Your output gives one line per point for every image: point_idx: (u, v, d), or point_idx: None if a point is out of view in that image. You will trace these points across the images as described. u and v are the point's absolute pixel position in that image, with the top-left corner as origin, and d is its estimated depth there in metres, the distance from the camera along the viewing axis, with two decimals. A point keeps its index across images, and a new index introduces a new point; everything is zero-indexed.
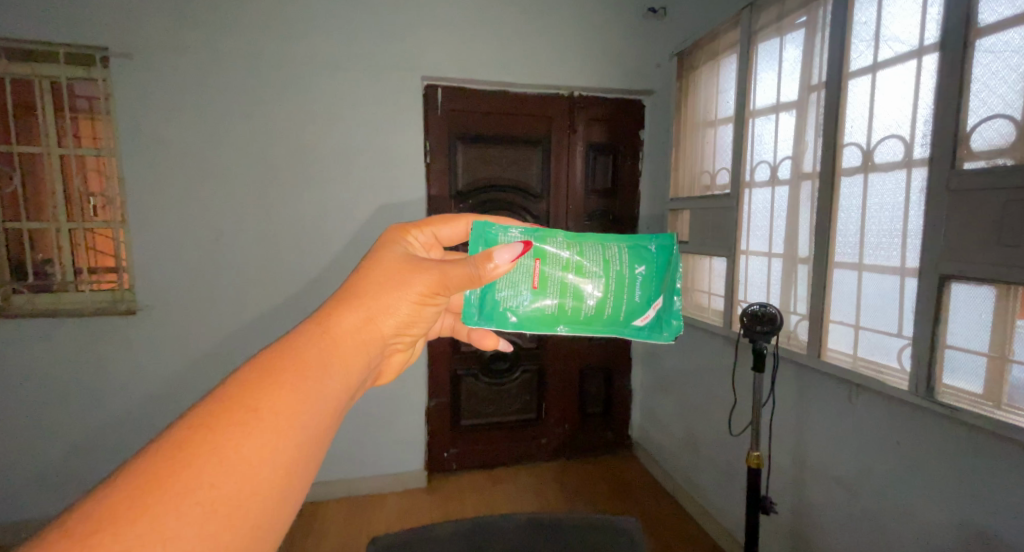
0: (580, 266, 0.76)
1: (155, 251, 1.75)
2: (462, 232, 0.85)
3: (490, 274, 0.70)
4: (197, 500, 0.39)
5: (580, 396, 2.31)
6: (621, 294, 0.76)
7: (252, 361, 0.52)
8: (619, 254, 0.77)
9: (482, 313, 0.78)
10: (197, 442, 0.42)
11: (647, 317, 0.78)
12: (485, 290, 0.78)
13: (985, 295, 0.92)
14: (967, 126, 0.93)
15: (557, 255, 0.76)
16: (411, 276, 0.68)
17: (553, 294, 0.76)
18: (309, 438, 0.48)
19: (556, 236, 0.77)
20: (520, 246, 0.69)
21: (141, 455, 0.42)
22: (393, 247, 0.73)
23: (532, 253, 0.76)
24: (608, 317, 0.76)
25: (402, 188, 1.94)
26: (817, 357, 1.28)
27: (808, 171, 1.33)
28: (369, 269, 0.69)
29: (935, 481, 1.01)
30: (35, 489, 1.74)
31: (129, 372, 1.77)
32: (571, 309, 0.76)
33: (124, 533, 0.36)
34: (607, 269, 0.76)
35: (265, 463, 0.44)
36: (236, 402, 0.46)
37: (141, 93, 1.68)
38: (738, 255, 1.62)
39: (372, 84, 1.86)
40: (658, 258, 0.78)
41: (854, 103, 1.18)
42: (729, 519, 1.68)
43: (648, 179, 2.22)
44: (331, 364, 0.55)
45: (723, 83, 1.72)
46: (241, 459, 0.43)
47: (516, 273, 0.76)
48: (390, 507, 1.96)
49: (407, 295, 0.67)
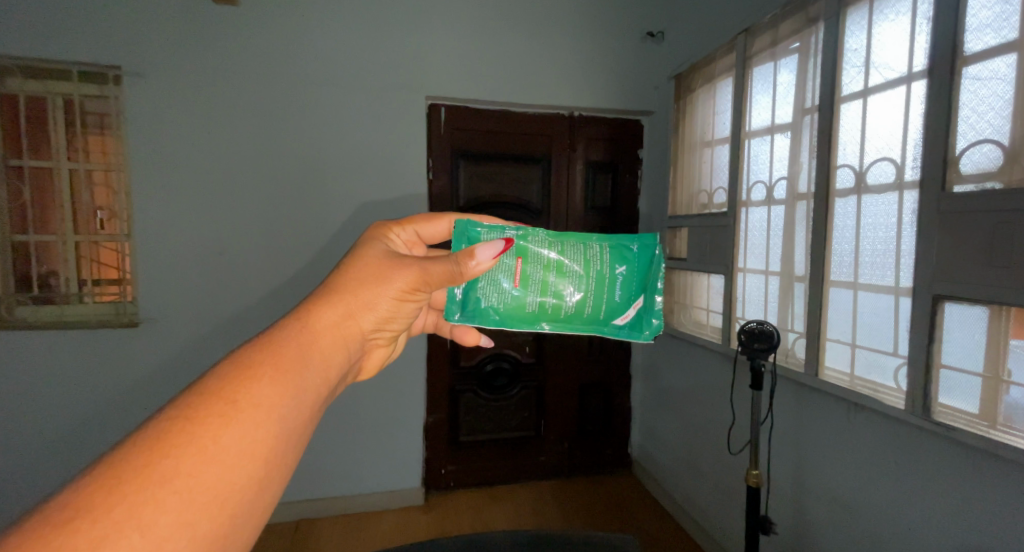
0: (561, 265, 0.78)
1: (160, 263, 1.78)
2: (445, 229, 0.88)
3: (472, 271, 0.72)
4: (174, 489, 0.41)
5: (579, 412, 2.30)
6: (601, 294, 0.78)
7: (231, 356, 0.53)
8: (600, 253, 0.79)
9: (465, 310, 0.80)
10: (175, 433, 0.44)
11: (628, 316, 0.80)
12: (468, 287, 0.80)
13: (978, 315, 0.93)
14: (957, 150, 0.96)
15: (539, 254, 0.78)
16: (390, 272, 0.70)
17: (535, 292, 0.78)
18: (287, 431, 0.50)
19: (538, 235, 0.79)
20: (501, 243, 0.72)
21: (120, 446, 0.43)
22: (375, 244, 0.75)
23: (514, 251, 0.78)
24: (588, 315, 0.79)
25: (405, 203, 1.98)
26: (815, 376, 1.29)
27: (802, 193, 1.36)
28: (349, 265, 0.70)
29: (933, 501, 1.01)
30: (30, 500, 1.75)
31: (130, 382, 1.78)
32: (552, 308, 0.78)
33: (103, 520, 0.38)
34: (588, 268, 0.78)
35: (242, 454, 0.45)
36: (216, 395, 0.47)
37: (153, 110, 1.73)
38: (737, 272, 1.64)
39: (377, 103, 1.92)
40: (639, 259, 0.80)
41: (846, 126, 1.22)
42: (727, 539, 1.67)
43: (648, 196, 2.25)
44: (311, 359, 0.57)
45: (720, 104, 1.76)
46: (219, 450, 0.44)
47: (497, 271, 0.78)
48: (386, 524, 1.94)
49: (386, 291, 0.69)
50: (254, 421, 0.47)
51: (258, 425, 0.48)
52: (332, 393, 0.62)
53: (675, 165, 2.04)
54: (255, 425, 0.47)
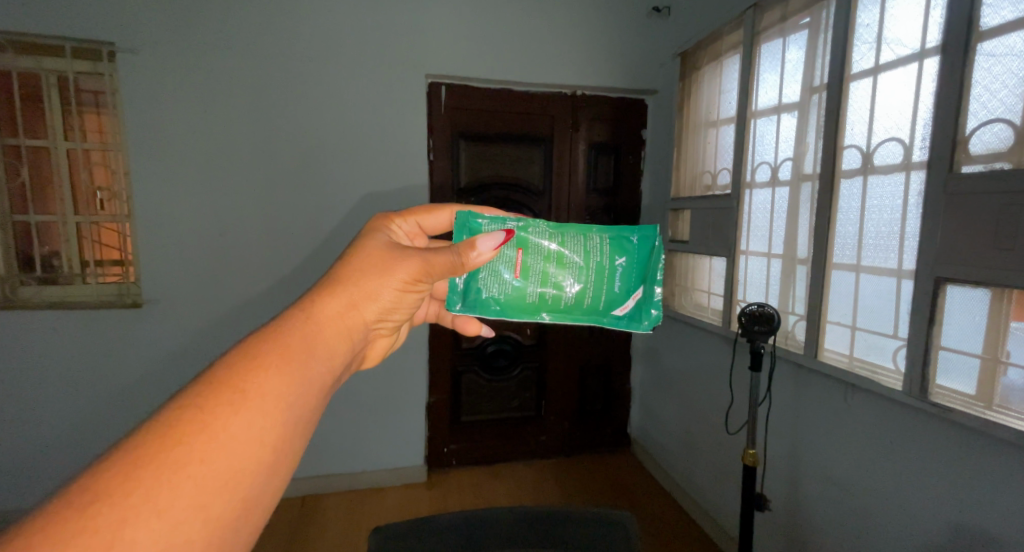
0: (561, 256, 0.78)
1: (161, 244, 1.78)
2: (446, 221, 0.87)
3: (473, 262, 0.72)
4: (189, 474, 0.41)
5: (579, 393, 2.33)
6: (601, 285, 0.78)
7: (237, 345, 0.54)
8: (600, 245, 0.79)
9: (466, 301, 0.80)
10: (185, 421, 0.44)
11: (627, 307, 0.79)
12: (468, 277, 0.80)
13: (980, 297, 0.93)
14: (967, 130, 0.94)
15: (539, 245, 0.78)
16: (393, 263, 0.70)
17: (535, 283, 0.78)
18: (293, 419, 0.50)
19: (538, 226, 0.79)
20: (502, 234, 0.72)
21: (132, 433, 0.43)
22: (377, 235, 0.75)
23: (514, 242, 0.78)
24: (587, 306, 0.79)
25: (405, 184, 1.96)
26: (814, 357, 1.30)
27: (808, 173, 1.34)
28: (351, 257, 0.70)
29: (926, 479, 1.02)
30: (40, 478, 1.78)
31: (136, 362, 1.80)
32: (552, 298, 0.78)
33: (119, 503, 0.38)
34: (588, 260, 0.78)
35: (252, 442, 0.46)
36: (225, 384, 0.48)
37: (148, 88, 1.71)
38: (738, 255, 1.64)
39: (376, 82, 1.88)
40: (639, 250, 0.79)
41: (855, 105, 1.19)
42: (723, 516, 1.71)
43: (650, 177, 2.23)
44: (316, 349, 0.57)
45: (725, 84, 1.72)
46: (229, 437, 0.45)
47: (498, 262, 0.78)
48: (391, 500, 1.99)
49: (388, 282, 0.69)
50: (263, 410, 0.48)
51: (266, 413, 0.48)
52: (337, 382, 0.62)
53: (679, 146, 2.02)
54: (264, 413, 0.48)
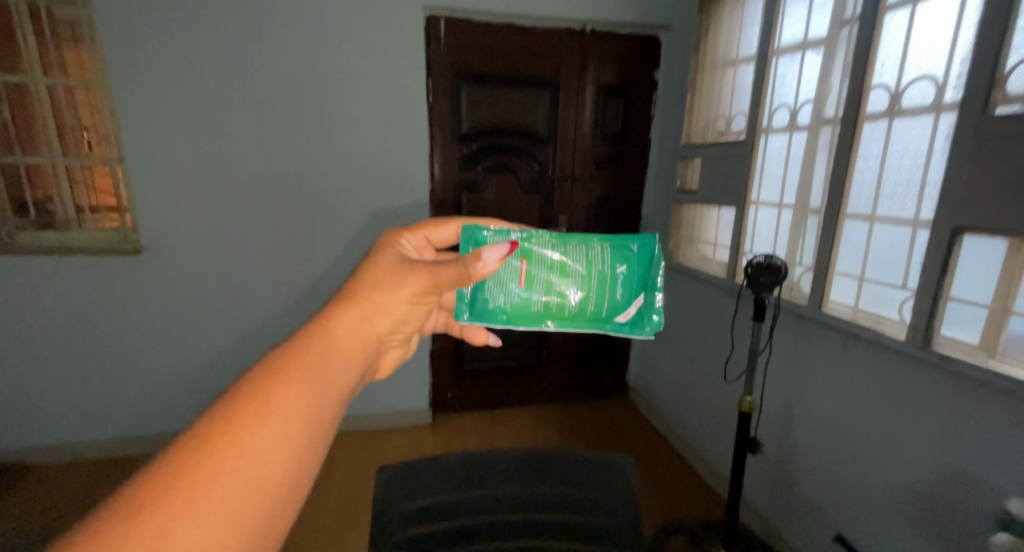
0: (564, 265, 0.71)
1: (153, 188, 1.70)
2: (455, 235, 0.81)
3: (478, 273, 0.66)
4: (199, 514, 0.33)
5: (579, 344, 2.35)
6: (603, 293, 0.71)
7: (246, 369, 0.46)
8: (602, 253, 0.72)
9: (474, 311, 0.73)
10: (194, 452, 0.36)
11: (629, 313, 0.72)
12: (474, 288, 0.73)
13: (996, 247, 0.91)
14: (1008, 65, 0.87)
15: (542, 255, 0.71)
16: (406, 275, 0.63)
17: (539, 292, 0.71)
18: (315, 444, 0.43)
19: (541, 236, 0.72)
20: (508, 245, 0.66)
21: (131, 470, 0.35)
22: (387, 249, 0.68)
23: (518, 253, 0.71)
24: (590, 314, 0.72)
25: (404, 128, 1.87)
26: (817, 308, 1.29)
27: (829, 117, 1.27)
28: (360, 271, 0.63)
29: (917, 425, 1.04)
30: (51, 421, 1.80)
31: (137, 310, 1.78)
32: (556, 307, 0.71)
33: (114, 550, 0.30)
34: (590, 268, 0.71)
35: (270, 471, 0.38)
36: (238, 407, 0.40)
37: (125, 15, 1.57)
38: (748, 205, 1.59)
39: (371, 14, 1.75)
40: (640, 258, 0.72)
41: (887, 40, 1.11)
42: (715, 459, 1.77)
43: (660, 123, 2.13)
44: (334, 365, 0.50)
45: (747, 18, 1.60)
46: (244, 468, 0.37)
47: (502, 273, 0.71)
48: (396, 441, 2.06)
49: (402, 294, 0.62)
50: (282, 434, 0.40)
51: (286, 438, 0.40)
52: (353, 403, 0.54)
53: (693, 90, 1.91)
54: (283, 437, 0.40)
